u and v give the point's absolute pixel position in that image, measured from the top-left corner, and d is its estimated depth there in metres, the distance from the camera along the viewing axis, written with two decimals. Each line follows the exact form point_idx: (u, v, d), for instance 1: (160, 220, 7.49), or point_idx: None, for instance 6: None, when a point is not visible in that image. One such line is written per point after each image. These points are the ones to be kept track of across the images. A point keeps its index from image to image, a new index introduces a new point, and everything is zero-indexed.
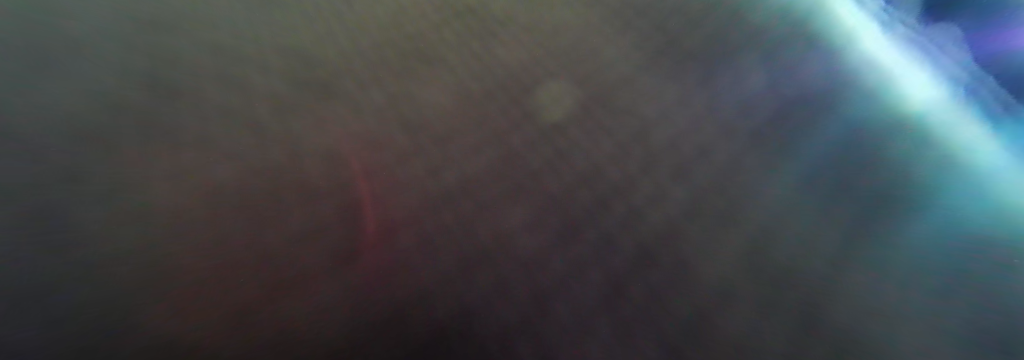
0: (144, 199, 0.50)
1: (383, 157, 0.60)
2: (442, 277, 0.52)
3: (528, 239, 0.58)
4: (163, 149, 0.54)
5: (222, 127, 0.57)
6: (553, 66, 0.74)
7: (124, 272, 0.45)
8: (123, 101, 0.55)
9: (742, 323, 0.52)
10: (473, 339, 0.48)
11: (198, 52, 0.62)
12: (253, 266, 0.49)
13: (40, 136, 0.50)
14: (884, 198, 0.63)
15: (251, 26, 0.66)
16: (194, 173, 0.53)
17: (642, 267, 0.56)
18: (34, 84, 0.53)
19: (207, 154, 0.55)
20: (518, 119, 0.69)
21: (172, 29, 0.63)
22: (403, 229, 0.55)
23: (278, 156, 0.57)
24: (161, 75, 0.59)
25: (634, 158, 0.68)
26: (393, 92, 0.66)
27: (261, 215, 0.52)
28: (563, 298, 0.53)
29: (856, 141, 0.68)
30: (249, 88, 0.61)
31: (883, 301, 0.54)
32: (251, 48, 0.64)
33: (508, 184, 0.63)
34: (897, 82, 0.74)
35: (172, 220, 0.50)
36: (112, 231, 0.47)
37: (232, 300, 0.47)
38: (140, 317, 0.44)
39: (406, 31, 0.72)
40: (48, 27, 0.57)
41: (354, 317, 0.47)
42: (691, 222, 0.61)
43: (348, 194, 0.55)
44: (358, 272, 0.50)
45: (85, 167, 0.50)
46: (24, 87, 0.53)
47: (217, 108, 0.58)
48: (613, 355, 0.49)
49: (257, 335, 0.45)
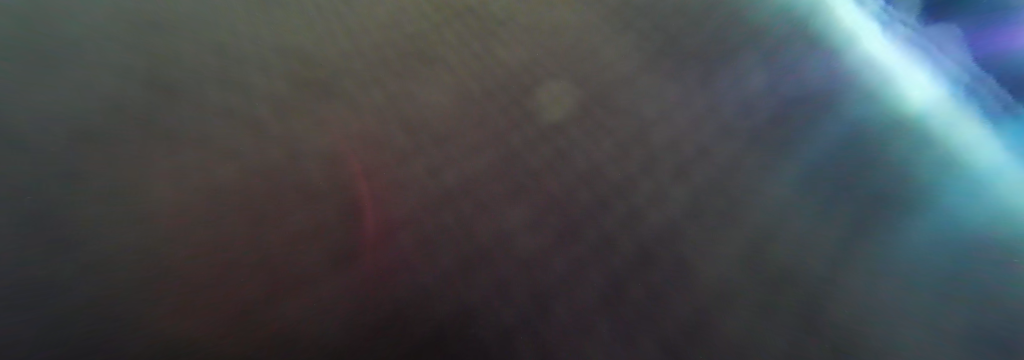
0: (151, 203, 0.53)
1: (383, 156, 0.63)
2: (444, 278, 0.54)
3: (528, 238, 0.59)
4: (161, 145, 0.57)
5: (230, 129, 0.60)
6: (553, 66, 0.75)
7: (132, 272, 0.48)
8: (127, 100, 0.59)
9: (740, 324, 0.53)
10: (473, 340, 0.50)
11: (197, 54, 0.66)
12: (254, 268, 0.51)
13: (63, 139, 0.54)
14: (882, 200, 0.62)
15: (250, 29, 0.70)
16: (206, 172, 0.56)
17: (641, 267, 0.58)
18: (48, 83, 0.58)
19: (218, 154, 0.58)
20: (518, 119, 0.71)
21: (174, 31, 0.66)
22: (403, 231, 0.58)
23: (284, 155, 0.60)
24: (174, 80, 0.63)
25: (634, 159, 0.69)
26: (393, 92, 0.68)
27: (263, 216, 0.55)
28: (563, 298, 0.55)
29: (854, 143, 0.67)
30: (248, 88, 0.64)
31: (885, 301, 0.54)
32: (262, 53, 0.68)
33: (509, 183, 0.65)
34: (897, 83, 0.73)
35: (176, 225, 0.52)
36: (119, 237, 0.49)
37: (235, 301, 0.49)
38: (144, 316, 0.46)
39: (407, 32, 0.75)
40: (50, 27, 0.61)
41: (350, 319, 0.49)
42: (689, 223, 0.62)
43: (348, 193, 0.58)
44: (355, 275, 0.52)
45: (88, 162, 0.53)
46: (37, 85, 0.57)
47: (225, 110, 0.62)
48: (613, 351, 0.51)
49: (256, 338, 0.47)
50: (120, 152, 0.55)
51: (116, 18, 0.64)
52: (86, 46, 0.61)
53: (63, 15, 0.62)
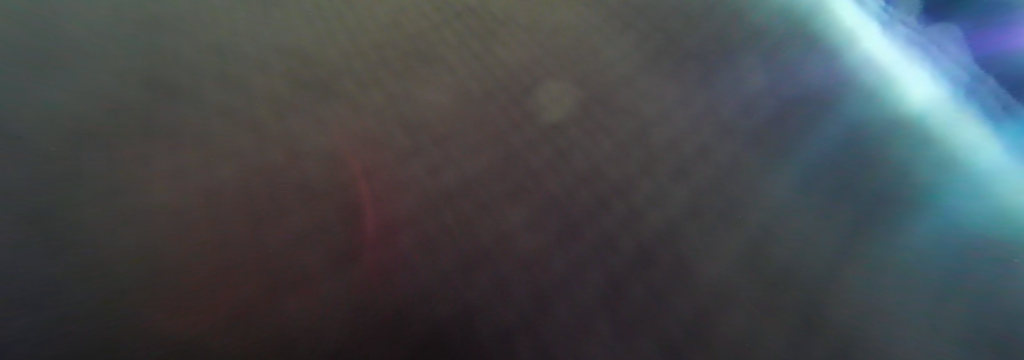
0: (150, 200, 0.50)
1: (383, 157, 0.60)
2: (443, 277, 0.52)
3: (528, 238, 0.58)
4: (150, 147, 0.53)
5: (222, 128, 0.57)
6: (553, 67, 0.74)
7: (127, 270, 0.45)
8: (118, 100, 0.55)
9: (742, 325, 0.52)
10: (473, 339, 0.48)
11: (186, 49, 0.62)
12: (255, 267, 0.49)
13: (47, 141, 0.50)
14: (886, 197, 0.63)
15: (240, 23, 0.66)
16: (194, 173, 0.53)
17: (642, 267, 0.56)
18: (19, 81, 0.53)
19: (202, 156, 0.54)
20: (518, 118, 0.69)
21: (163, 26, 0.62)
22: (404, 229, 0.55)
23: (277, 157, 0.57)
24: (162, 76, 0.59)
25: (634, 159, 0.67)
26: (393, 92, 0.66)
27: (262, 214, 0.52)
28: (564, 299, 0.53)
29: (856, 141, 0.68)
30: (249, 88, 0.61)
31: (886, 297, 0.54)
32: (257, 50, 0.64)
33: (508, 183, 0.62)
34: (896, 82, 0.75)
35: (174, 221, 0.49)
36: (114, 235, 0.47)
37: (236, 298, 0.46)
38: (139, 316, 0.43)
39: (406, 31, 0.72)
40: (26, 20, 0.56)
41: (354, 320, 0.47)
42: (691, 222, 0.61)
43: (348, 196, 0.55)
44: (357, 273, 0.50)
45: (80, 166, 0.50)
46: (8, 83, 0.52)
47: (215, 107, 0.58)
48: (613, 354, 0.49)
49: (259, 337, 0.45)
50: (111, 153, 0.51)
51: (102, 10, 0.60)
52: (63, 41, 0.57)
53: (44, 3, 0.58)
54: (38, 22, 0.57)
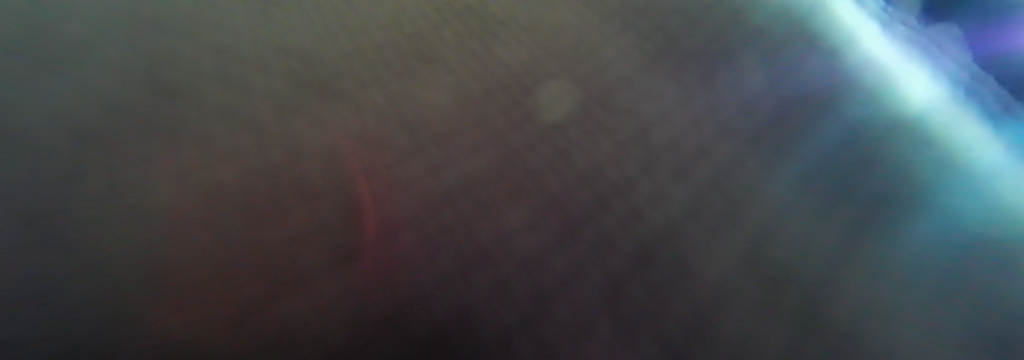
0: (150, 200, 0.50)
1: (383, 157, 0.60)
2: (443, 277, 0.52)
3: (528, 238, 0.58)
4: (151, 147, 0.53)
5: (222, 128, 0.57)
6: (553, 67, 0.74)
7: (127, 270, 0.45)
8: (118, 101, 0.55)
9: (742, 325, 0.52)
10: (473, 339, 0.48)
11: (187, 49, 0.62)
12: (255, 267, 0.49)
13: (47, 140, 0.50)
14: (886, 197, 0.63)
15: (241, 24, 0.66)
16: (195, 174, 0.53)
17: (642, 267, 0.56)
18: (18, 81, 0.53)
19: (203, 157, 0.54)
20: (518, 119, 0.69)
21: (164, 27, 0.63)
22: (404, 229, 0.55)
23: (277, 157, 0.57)
24: (162, 76, 0.59)
25: (634, 158, 0.67)
26: (393, 92, 0.66)
27: (261, 214, 0.52)
28: (563, 299, 0.53)
29: (857, 141, 0.68)
30: (249, 88, 0.61)
31: (886, 298, 0.54)
32: (257, 50, 0.65)
33: (508, 183, 0.62)
34: (895, 83, 0.75)
35: (174, 221, 0.49)
36: (115, 234, 0.47)
37: (236, 298, 0.46)
38: (139, 315, 0.43)
39: (406, 31, 0.72)
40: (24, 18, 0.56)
41: (353, 320, 0.47)
42: (691, 222, 0.61)
43: (348, 196, 0.55)
44: (357, 273, 0.50)
45: (80, 166, 0.50)
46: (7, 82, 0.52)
47: (215, 108, 0.58)
48: (613, 354, 0.49)
49: (259, 336, 0.45)
50: (111, 153, 0.51)
51: (103, 11, 0.60)
52: (61, 39, 0.57)
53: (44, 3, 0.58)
54: (35, 20, 0.56)
